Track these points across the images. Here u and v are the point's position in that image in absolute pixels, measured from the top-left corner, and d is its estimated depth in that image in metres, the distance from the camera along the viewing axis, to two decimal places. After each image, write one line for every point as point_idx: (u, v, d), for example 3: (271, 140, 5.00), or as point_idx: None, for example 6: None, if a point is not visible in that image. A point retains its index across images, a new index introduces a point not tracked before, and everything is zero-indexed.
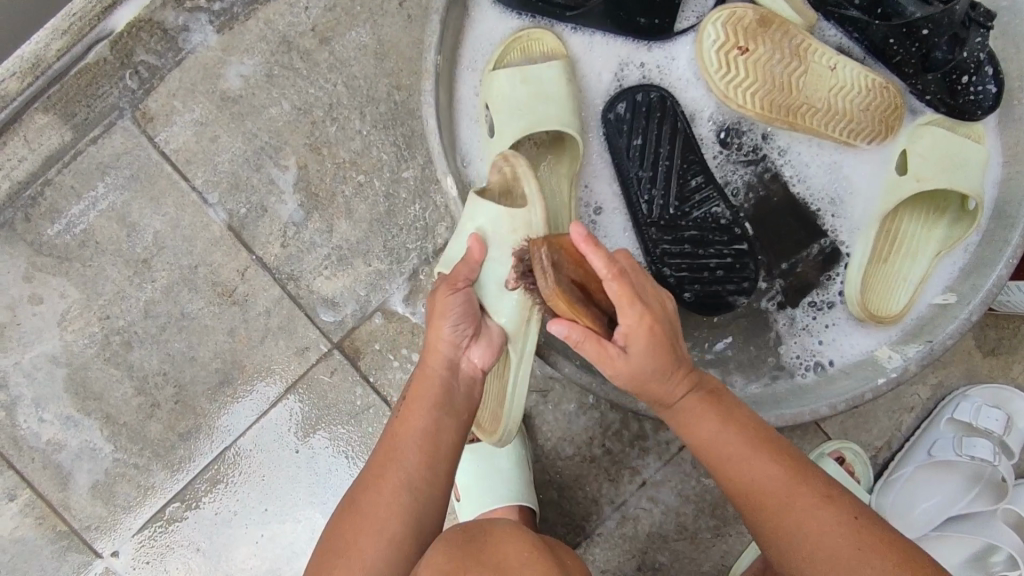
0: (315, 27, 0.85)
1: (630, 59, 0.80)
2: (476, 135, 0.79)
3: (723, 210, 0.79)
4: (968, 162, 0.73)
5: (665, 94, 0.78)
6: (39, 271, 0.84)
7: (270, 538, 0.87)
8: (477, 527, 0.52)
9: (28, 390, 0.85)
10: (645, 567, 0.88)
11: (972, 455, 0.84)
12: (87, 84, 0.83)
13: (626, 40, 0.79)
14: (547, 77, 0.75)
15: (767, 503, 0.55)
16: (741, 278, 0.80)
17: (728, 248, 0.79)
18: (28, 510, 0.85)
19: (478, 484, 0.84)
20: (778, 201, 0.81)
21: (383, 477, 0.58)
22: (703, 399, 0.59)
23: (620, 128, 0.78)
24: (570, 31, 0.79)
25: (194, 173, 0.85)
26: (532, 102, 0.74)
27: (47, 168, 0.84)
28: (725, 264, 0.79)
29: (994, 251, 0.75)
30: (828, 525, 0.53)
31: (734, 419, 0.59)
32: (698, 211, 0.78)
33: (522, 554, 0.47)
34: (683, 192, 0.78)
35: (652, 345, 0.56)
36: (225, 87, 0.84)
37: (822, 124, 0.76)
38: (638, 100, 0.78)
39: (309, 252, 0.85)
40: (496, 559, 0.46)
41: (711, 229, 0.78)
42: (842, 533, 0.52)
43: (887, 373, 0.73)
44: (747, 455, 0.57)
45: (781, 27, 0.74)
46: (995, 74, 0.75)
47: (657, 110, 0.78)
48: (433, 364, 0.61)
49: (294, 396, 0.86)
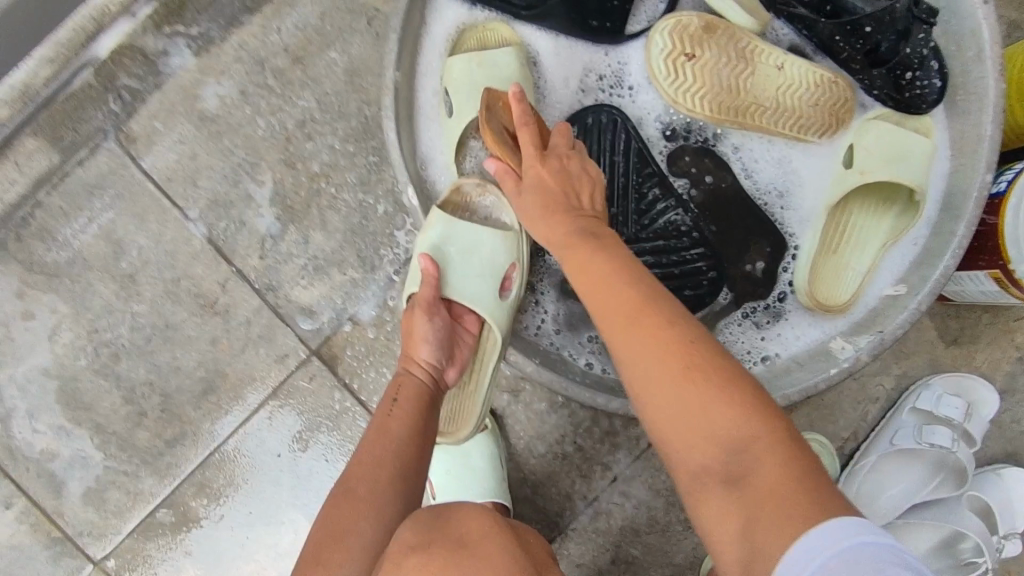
0: (288, 48, 0.89)
1: (592, 64, 0.83)
2: (436, 136, 0.82)
3: (682, 217, 0.83)
4: (909, 156, 0.77)
5: (615, 114, 0.82)
6: (30, 288, 0.88)
7: (255, 539, 0.90)
8: (445, 507, 0.55)
9: (22, 402, 0.89)
10: (619, 561, 0.91)
11: (931, 442, 0.86)
12: (73, 109, 0.88)
13: (585, 44, 0.83)
14: (502, 78, 0.79)
15: (632, 342, 0.54)
16: (705, 283, 0.83)
17: (689, 253, 0.83)
18: (24, 517, 0.89)
19: (453, 482, 0.87)
20: (730, 192, 0.83)
21: (364, 467, 0.60)
22: (587, 241, 0.62)
23: None
24: (533, 29, 0.83)
25: (176, 190, 0.89)
26: (488, 96, 0.78)
27: (36, 190, 0.88)
28: (689, 269, 0.83)
29: (941, 240, 0.78)
30: (685, 365, 0.51)
31: (611, 249, 0.61)
32: (659, 220, 0.83)
33: (485, 526, 0.51)
34: (641, 206, 0.83)
35: (538, 185, 0.67)
36: (203, 108, 0.89)
37: (773, 122, 0.79)
38: (589, 123, 0.82)
39: (287, 262, 0.89)
40: (457, 532, 0.50)
41: (673, 236, 0.83)
42: (682, 373, 0.50)
43: (839, 363, 0.76)
44: (618, 282, 0.57)
45: (727, 32, 0.77)
46: (940, 68, 0.77)
47: (608, 130, 0.82)
48: (412, 374, 0.68)
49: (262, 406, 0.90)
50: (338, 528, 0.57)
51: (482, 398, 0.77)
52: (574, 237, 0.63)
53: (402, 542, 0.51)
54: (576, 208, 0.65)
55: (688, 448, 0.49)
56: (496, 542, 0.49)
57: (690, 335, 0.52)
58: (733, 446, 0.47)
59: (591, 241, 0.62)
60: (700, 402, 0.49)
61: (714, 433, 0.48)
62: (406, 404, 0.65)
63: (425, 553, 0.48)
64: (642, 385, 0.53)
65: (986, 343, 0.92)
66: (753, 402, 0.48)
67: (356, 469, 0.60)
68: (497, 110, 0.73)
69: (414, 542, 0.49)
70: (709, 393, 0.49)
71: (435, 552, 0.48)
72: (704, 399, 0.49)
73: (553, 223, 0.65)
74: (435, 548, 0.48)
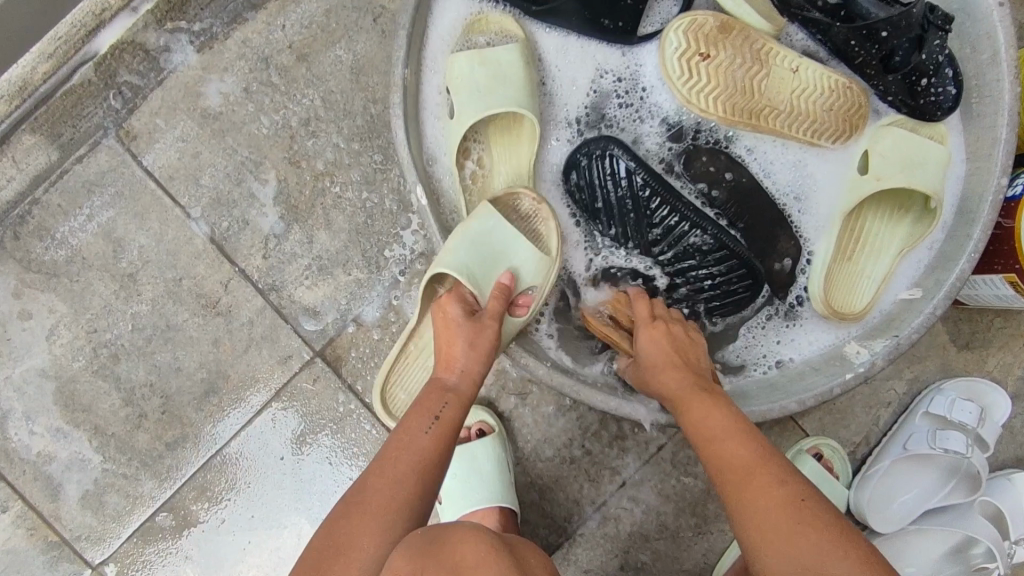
0: (292, 44, 0.87)
1: (605, 65, 0.82)
2: (438, 130, 0.81)
3: (702, 238, 0.81)
4: (927, 161, 0.75)
5: (614, 143, 0.79)
6: (27, 287, 0.86)
7: (257, 544, 0.88)
8: (442, 530, 0.54)
9: (19, 404, 0.87)
10: (627, 567, 0.90)
11: (945, 448, 0.84)
12: (72, 105, 0.86)
13: (596, 43, 0.81)
14: (508, 72, 0.77)
15: (745, 496, 0.56)
16: (741, 292, 0.82)
17: (717, 269, 0.82)
18: (20, 521, 0.87)
19: (459, 487, 0.85)
20: (744, 197, 0.82)
21: (382, 480, 0.59)
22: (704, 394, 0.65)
23: (580, 196, 0.81)
24: (541, 25, 0.81)
25: (177, 188, 0.87)
26: (492, 88, 0.76)
27: (34, 187, 0.86)
28: (720, 284, 0.82)
29: (957, 246, 0.76)
30: (796, 522, 0.53)
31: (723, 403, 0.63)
32: (677, 246, 0.81)
33: (482, 552, 0.49)
34: (659, 234, 0.81)
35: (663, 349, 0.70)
36: (205, 105, 0.87)
37: (787, 125, 0.78)
38: (582, 163, 0.80)
39: (290, 262, 0.87)
40: (453, 559, 0.48)
41: (698, 257, 0.82)
42: (794, 525, 0.53)
43: (853, 369, 0.75)
44: (732, 435, 0.60)
45: (742, 32, 0.76)
46: (955, 76, 0.76)
47: (606, 165, 0.79)
48: (444, 383, 0.66)
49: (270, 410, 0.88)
50: (348, 541, 0.56)
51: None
52: (697, 391, 0.65)
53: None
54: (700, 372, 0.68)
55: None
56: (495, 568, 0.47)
57: (802, 493, 0.55)
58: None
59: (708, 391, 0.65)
60: (807, 550, 0.51)
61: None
62: (432, 413, 0.63)
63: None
64: (756, 543, 0.54)
65: (998, 348, 0.91)
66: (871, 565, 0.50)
67: (375, 480, 0.59)
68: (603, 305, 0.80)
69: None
70: (809, 540, 0.51)
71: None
72: (813, 553, 0.51)
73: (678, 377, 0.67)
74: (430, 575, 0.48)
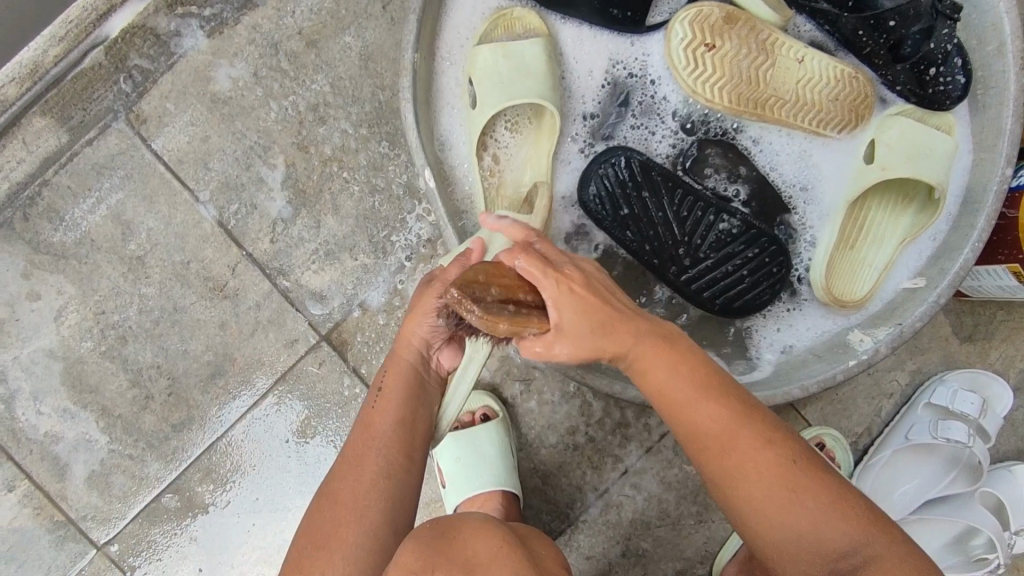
0: (302, 30, 0.88)
1: (618, 56, 0.82)
2: (458, 117, 0.82)
3: (730, 222, 0.79)
4: (931, 152, 0.76)
5: (630, 155, 0.78)
6: (37, 268, 0.87)
7: (262, 526, 0.89)
8: (450, 525, 0.53)
9: (27, 383, 0.88)
10: (629, 553, 0.90)
11: (948, 437, 0.85)
12: (82, 88, 0.86)
13: (613, 35, 0.82)
14: (527, 62, 0.77)
15: (730, 472, 0.53)
16: (777, 274, 0.80)
17: (753, 251, 0.79)
18: (27, 501, 0.87)
19: (462, 474, 0.85)
20: (755, 188, 0.83)
21: (364, 443, 0.61)
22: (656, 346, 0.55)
23: (604, 204, 0.78)
24: (557, 18, 0.82)
25: (186, 172, 0.88)
26: (513, 78, 0.76)
27: (44, 169, 0.87)
28: (755, 268, 0.80)
29: (960, 235, 0.77)
30: (788, 486, 0.51)
31: (680, 356, 0.56)
32: (709, 233, 0.79)
33: (494, 546, 0.49)
34: (688, 225, 0.79)
35: (586, 315, 0.54)
36: (215, 89, 0.87)
37: (792, 115, 0.79)
38: (605, 174, 0.78)
39: (298, 247, 0.88)
40: (464, 556, 0.48)
41: (729, 244, 0.79)
42: (784, 491, 0.51)
43: (857, 355, 0.75)
44: (702, 400, 0.54)
45: (748, 23, 0.76)
46: (964, 65, 0.76)
47: (626, 171, 0.78)
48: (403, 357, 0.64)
49: (277, 395, 0.89)
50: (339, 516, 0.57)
51: (449, 414, 0.66)
52: (644, 344, 0.55)
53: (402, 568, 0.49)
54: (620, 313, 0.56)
55: (793, 561, 0.51)
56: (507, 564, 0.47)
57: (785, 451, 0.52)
58: (841, 560, 0.49)
59: (656, 340, 0.56)
60: (805, 514, 0.51)
61: (817, 550, 0.50)
62: (397, 379, 0.63)
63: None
64: (746, 511, 0.52)
65: (1001, 340, 0.91)
66: (861, 515, 0.50)
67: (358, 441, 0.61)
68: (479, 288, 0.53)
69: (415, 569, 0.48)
70: (803, 504, 0.51)
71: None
72: (808, 516, 0.50)
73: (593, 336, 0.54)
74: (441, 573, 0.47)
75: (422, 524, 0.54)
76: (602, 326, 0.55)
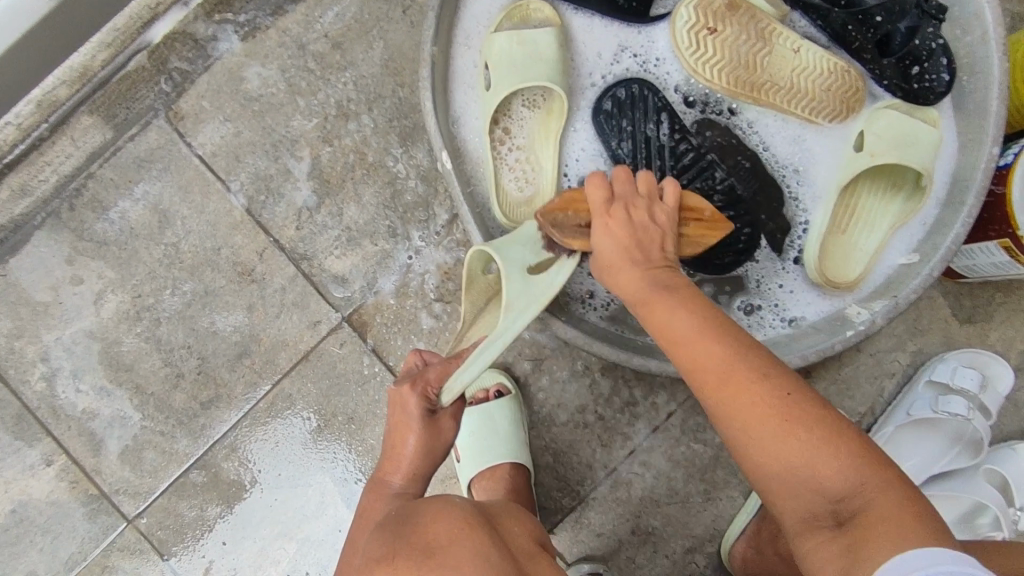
0: (328, 34, 0.95)
1: (626, 43, 0.88)
2: (472, 96, 0.88)
3: (718, 176, 0.85)
4: (919, 141, 0.80)
5: (638, 98, 0.85)
6: (80, 255, 0.93)
7: (283, 501, 0.93)
8: (420, 507, 0.60)
9: (67, 363, 0.93)
10: (639, 531, 0.92)
11: (949, 412, 0.87)
12: (127, 89, 0.94)
13: (620, 25, 0.88)
14: (541, 42, 0.83)
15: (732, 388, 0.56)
16: (743, 240, 0.85)
17: (726, 213, 0.85)
18: (63, 475, 0.92)
19: (476, 445, 0.89)
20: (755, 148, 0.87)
21: (396, 456, 0.68)
22: (661, 292, 0.62)
23: (610, 137, 0.86)
24: (570, 8, 0.88)
25: (219, 165, 0.94)
26: (527, 61, 0.82)
27: (89, 164, 0.94)
28: (727, 228, 0.85)
29: (951, 213, 0.81)
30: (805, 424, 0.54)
31: (693, 300, 0.61)
32: (697, 179, 0.85)
33: (452, 529, 0.55)
34: (680, 173, 0.85)
35: (613, 245, 0.65)
36: (247, 88, 0.94)
37: (786, 101, 0.84)
38: (620, 100, 0.86)
39: (321, 234, 0.94)
40: (426, 540, 0.55)
41: (707, 196, 0.85)
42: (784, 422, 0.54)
43: (855, 326, 0.79)
44: (708, 338, 0.58)
45: (748, 11, 0.81)
46: (949, 64, 0.81)
47: (641, 107, 0.85)
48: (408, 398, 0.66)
49: (295, 411, 0.93)
50: (362, 514, 0.68)
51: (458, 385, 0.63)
52: (653, 291, 0.62)
53: (372, 554, 0.56)
54: (653, 258, 0.65)
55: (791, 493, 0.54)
56: (464, 544, 0.54)
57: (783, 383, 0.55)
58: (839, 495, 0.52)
59: (659, 287, 0.62)
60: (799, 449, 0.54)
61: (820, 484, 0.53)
62: (402, 419, 0.67)
63: (393, 567, 0.53)
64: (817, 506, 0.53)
65: (999, 322, 0.94)
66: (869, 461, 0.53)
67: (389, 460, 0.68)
68: (559, 218, 0.69)
69: (380, 555, 0.55)
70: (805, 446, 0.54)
71: (401, 564, 0.53)
72: (832, 461, 0.53)
73: (620, 271, 0.65)
74: (402, 557, 0.53)
75: (394, 513, 0.61)
76: (666, 287, 0.62)
